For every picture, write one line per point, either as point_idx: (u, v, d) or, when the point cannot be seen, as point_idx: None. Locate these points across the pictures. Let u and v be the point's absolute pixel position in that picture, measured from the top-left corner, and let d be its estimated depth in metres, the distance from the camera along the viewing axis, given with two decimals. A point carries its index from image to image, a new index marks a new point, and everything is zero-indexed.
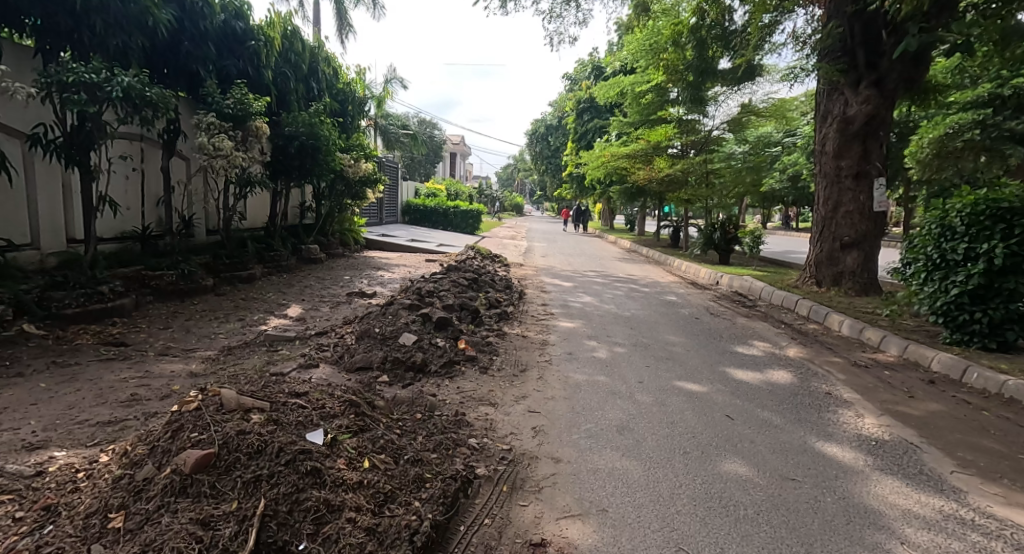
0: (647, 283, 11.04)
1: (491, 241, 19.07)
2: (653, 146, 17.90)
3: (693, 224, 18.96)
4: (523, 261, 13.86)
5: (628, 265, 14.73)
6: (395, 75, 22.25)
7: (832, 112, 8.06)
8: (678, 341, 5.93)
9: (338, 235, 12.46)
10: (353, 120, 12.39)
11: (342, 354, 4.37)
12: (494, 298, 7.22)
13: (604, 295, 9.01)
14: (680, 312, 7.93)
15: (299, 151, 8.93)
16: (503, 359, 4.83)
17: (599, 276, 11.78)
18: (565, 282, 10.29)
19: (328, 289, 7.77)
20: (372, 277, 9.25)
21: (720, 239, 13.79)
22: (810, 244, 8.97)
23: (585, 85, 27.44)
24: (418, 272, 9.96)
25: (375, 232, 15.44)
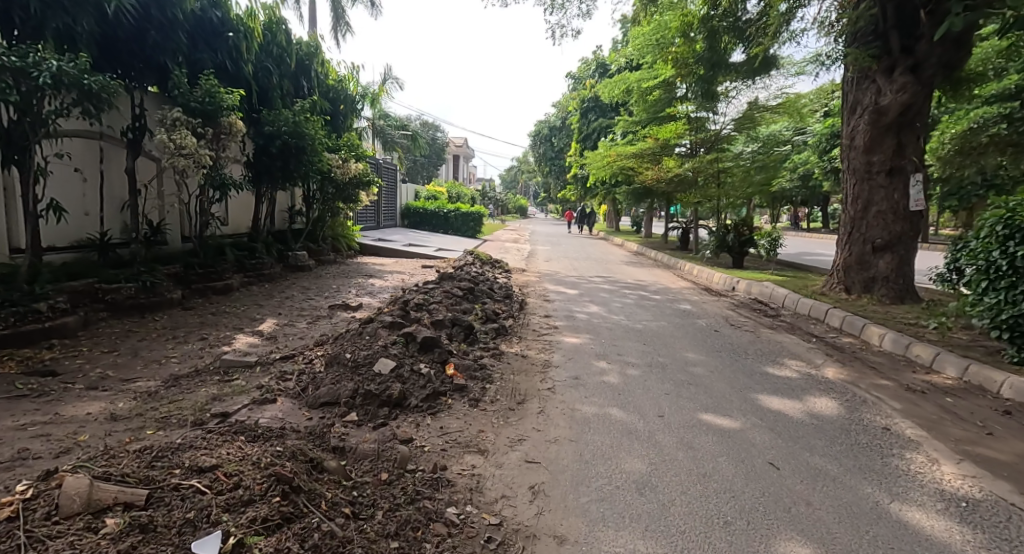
0: (658, 289, 10.32)
1: (493, 245, 18.40)
2: (661, 145, 17.23)
3: (702, 225, 18.22)
4: (526, 265, 13.19)
5: (637, 268, 14.02)
6: (392, 74, 21.63)
7: (863, 103, 7.32)
8: (698, 360, 5.23)
9: (330, 240, 11.80)
10: (344, 118, 11.73)
11: (305, 386, 3.69)
12: (491, 310, 6.52)
13: (611, 304, 8.30)
14: (695, 323, 7.22)
15: (282, 150, 8.26)
16: (497, 387, 4.13)
17: (606, 281, 11.08)
18: (570, 290, 9.60)
19: (310, 301, 7.11)
20: (362, 286, 8.59)
21: (733, 241, 13.08)
22: (837, 247, 8.22)
23: (589, 83, 26.78)
24: (412, 280, 9.28)
25: (371, 236, 14.80)
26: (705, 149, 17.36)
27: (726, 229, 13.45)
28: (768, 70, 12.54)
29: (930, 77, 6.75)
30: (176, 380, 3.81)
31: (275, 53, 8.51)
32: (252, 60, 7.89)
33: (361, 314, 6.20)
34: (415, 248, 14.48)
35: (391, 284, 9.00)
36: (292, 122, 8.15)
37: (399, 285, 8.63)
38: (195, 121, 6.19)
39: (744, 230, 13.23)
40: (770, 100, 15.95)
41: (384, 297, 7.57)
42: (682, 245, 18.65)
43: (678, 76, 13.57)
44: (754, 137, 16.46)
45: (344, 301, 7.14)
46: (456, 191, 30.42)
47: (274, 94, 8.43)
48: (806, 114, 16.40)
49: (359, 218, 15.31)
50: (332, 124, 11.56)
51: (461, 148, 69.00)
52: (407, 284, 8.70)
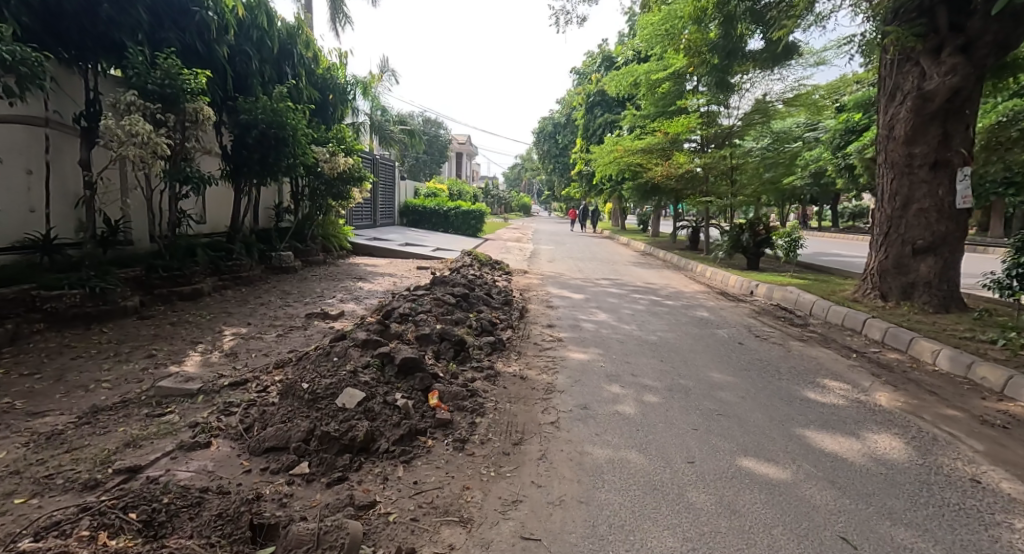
0: (669, 293, 9.59)
1: (495, 245, 17.69)
2: (670, 140, 16.43)
3: (713, 224, 17.47)
4: (529, 267, 12.48)
5: (645, 270, 13.31)
6: (389, 67, 20.95)
7: (904, 88, 6.61)
8: (726, 382, 4.50)
9: (319, 239, 11.11)
10: (333, 109, 11.04)
11: (251, 422, 2.98)
12: (487, 321, 5.79)
13: (620, 311, 7.57)
14: (715, 333, 6.50)
15: (259, 141, 7.55)
16: (489, 421, 3.42)
17: (614, 285, 10.35)
18: (575, 294, 8.89)
19: (287, 308, 6.40)
20: (349, 291, 7.88)
21: (749, 242, 12.35)
22: (871, 248, 7.46)
23: (594, 78, 26.06)
24: (404, 284, 8.57)
25: (365, 235, 14.13)
26: (715, 145, 16.60)
27: (741, 229, 12.71)
28: (787, 59, 11.77)
29: (983, 58, 6.01)
30: (95, 413, 3.09)
31: (255, 37, 7.77)
32: (228, 43, 7.19)
33: (341, 325, 5.50)
34: (411, 248, 13.80)
35: (381, 287, 8.29)
36: (271, 110, 7.45)
37: (388, 290, 7.92)
38: (153, 105, 5.48)
39: (760, 229, 12.48)
40: (777, 99, 15.24)
41: (370, 304, 6.86)
42: (691, 244, 17.90)
43: (690, 67, 12.85)
44: (767, 132, 15.74)
45: (325, 308, 6.43)
46: (457, 189, 29.76)
47: (253, 81, 7.73)
48: (824, 107, 15.62)
49: (353, 217, 14.62)
50: (319, 114, 10.86)
51: (465, 145, 68.35)
52: (397, 289, 8.00)
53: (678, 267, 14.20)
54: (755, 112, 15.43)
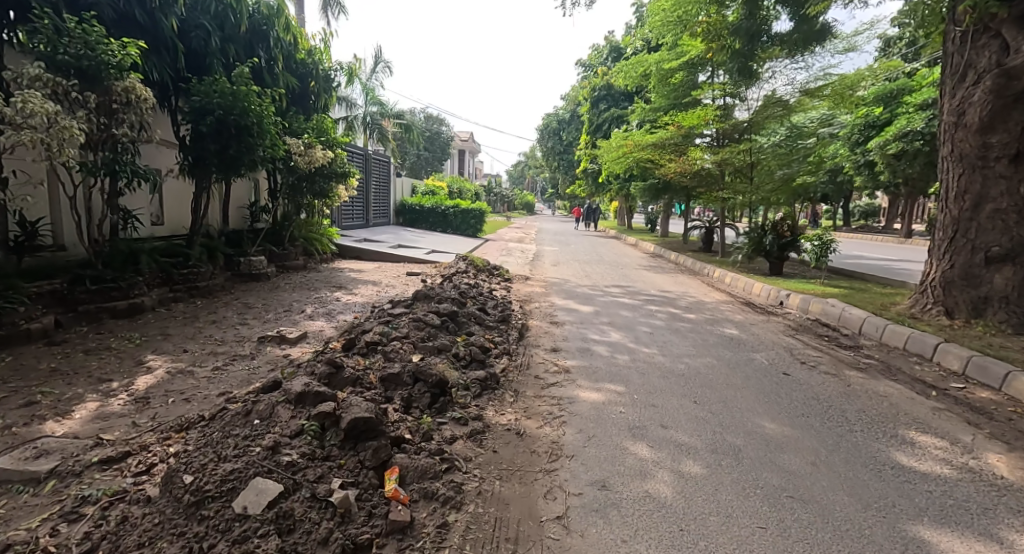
0: (688, 304, 8.52)
1: (495, 247, 16.66)
2: (684, 134, 15.38)
3: (729, 225, 16.39)
4: (531, 272, 11.44)
5: (658, 275, 12.27)
6: (384, 58, 19.98)
7: (979, 66, 5.56)
8: (785, 439, 3.44)
9: (300, 242, 10.08)
10: (316, 98, 10.01)
11: (99, 540, 1.93)
12: (477, 347, 4.76)
13: (635, 329, 6.52)
14: (751, 358, 5.44)
15: (217, 130, 6.49)
16: (469, 519, 2.38)
17: (626, 293, 9.30)
18: (582, 306, 7.86)
19: (243, 328, 5.37)
20: (323, 304, 6.85)
21: (773, 244, 11.29)
22: (930, 256, 6.36)
23: (600, 71, 25.02)
24: (389, 295, 7.55)
25: (354, 236, 13.12)
26: (731, 139, 15.55)
27: (763, 230, 11.66)
28: (816, 44, 10.74)
29: None
30: None
31: (215, 10, 6.69)
32: (178, 15, 6.14)
33: (298, 355, 4.47)
34: (404, 250, 12.80)
35: (362, 300, 7.26)
36: (233, 93, 6.42)
37: (367, 304, 6.90)
38: (66, 81, 4.46)
39: (785, 230, 11.42)
40: (787, 96, 14.06)
41: (343, 322, 5.84)
42: (705, 246, 16.81)
43: (710, 53, 11.91)
44: (788, 127, 14.68)
45: (287, 328, 5.41)
46: (457, 186, 28.77)
47: (213, 61, 6.66)
48: (851, 99, 14.54)
49: (341, 217, 13.62)
50: (299, 103, 9.81)
51: (467, 142, 67.36)
52: (379, 302, 6.99)
53: (693, 271, 13.14)
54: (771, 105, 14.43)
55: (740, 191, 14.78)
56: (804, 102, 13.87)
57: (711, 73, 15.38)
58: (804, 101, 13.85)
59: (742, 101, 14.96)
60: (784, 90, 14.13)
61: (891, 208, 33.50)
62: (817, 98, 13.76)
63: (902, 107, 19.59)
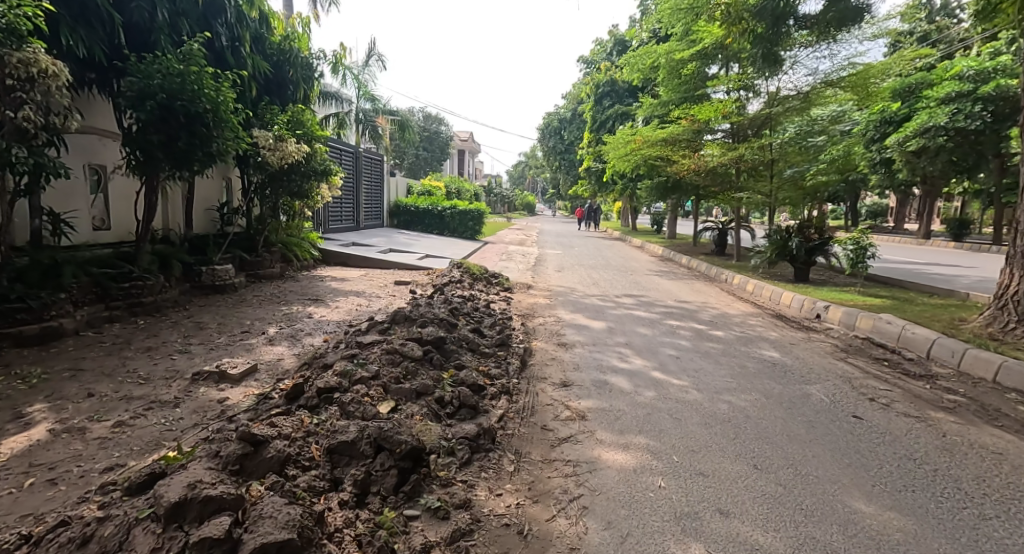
0: (712, 318, 7.52)
1: (495, 251, 15.67)
2: (696, 129, 14.46)
3: (744, 227, 15.42)
4: (534, 279, 10.45)
5: (671, 282, 11.28)
6: (377, 51, 19.03)
7: None
8: (899, 537, 2.43)
9: (277, 247, 9.09)
10: (295, 89, 9.02)
11: None
12: (467, 387, 3.76)
13: (658, 352, 5.52)
14: (806, 393, 4.44)
15: (163, 118, 5.47)
16: None
17: (640, 305, 8.31)
18: (592, 322, 6.87)
19: (182, 356, 4.39)
20: (292, 322, 5.87)
21: (799, 249, 10.32)
22: (1009, 264, 5.38)
23: (604, 67, 24.16)
24: (371, 310, 6.57)
25: (340, 240, 12.16)
26: (746, 135, 14.64)
27: (788, 232, 10.70)
28: (847, 27, 9.81)
29: None
30: None
31: None
32: None
33: (236, 400, 3.47)
34: (394, 255, 11.84)
35: (338, 316, 6.26)
36: (183, 72, 5.40)
37: (343, 322, 5.92)
38: None
39: (812, 233, 10.47)
40: (806, 89, 13.39)
41: (308, 347, 4.84)
42: (717, 249, 15.82)
43: (730, 40, 11.00)
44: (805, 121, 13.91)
45: (236, 357, 4.42)
46: (455, 186, 27.76)
47: (159, 36, 5.66)
48: (875, 91, 13.59)
49: (327, 219, 12.66)
50: (275, 93, 8.83)
51: (467, 143, 66.52)
52: (357, 320, 6.00)
53: (709, 277, 12.15)
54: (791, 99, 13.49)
55: (757, 190, 13.84)
56: (821, 92, 13.17)
57: (724, 65, 14.50)
58: (823, 94, 13.22)
59: (758, 95, 14.04)
60: (804, 82, 13.37)
61: (902, 207, 32.60)
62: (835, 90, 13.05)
63: (920, 102, 18.66)
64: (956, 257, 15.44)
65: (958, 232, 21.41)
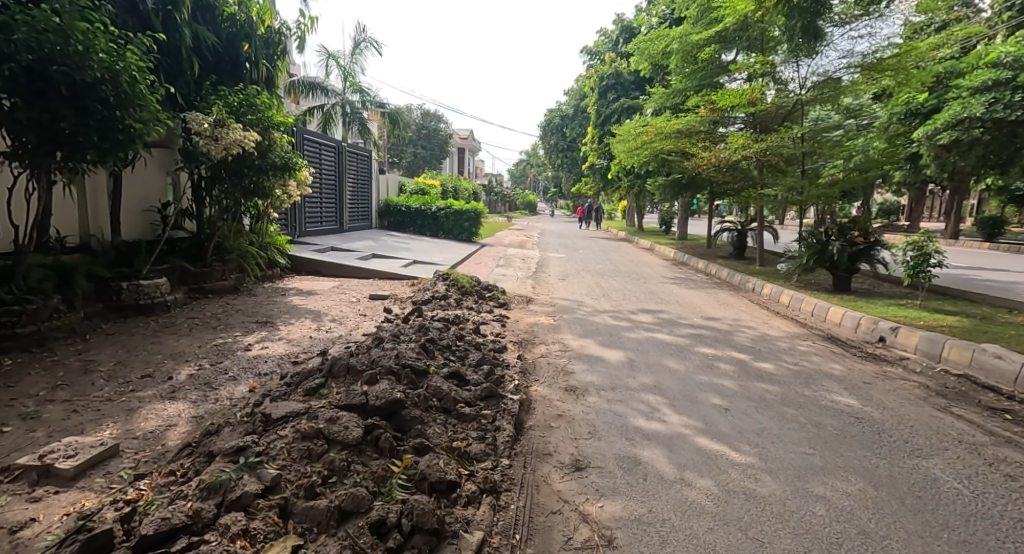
0: (751, 343, 6.16)
1: (493, 255, 14.32)
2: (712, 119, 13.12)
3: (766, 227, 14.05)
4: (534, 291, 9.10)
5: (691, 292, 9.93)
6: (366, 38, 17.65)
7: None
8: None
9: (233, 255, 7.66)
10: (253, 67, 7.56)
11: None
12: (427, 495, 2.39)
13: (700, 402, 4.16)
14: (927, 475, 3.07)
15: (36, 92, 4.12)
16: None
17: (662, 325, 6.96)
18: (607, 352, 5.51)
19: (22, 426, 3.01)
20: (221, 359, 4.50)
21: (841, 255, 8.96)
22: None
23: (609, 58, 22.94)
24: (331, 340, 5.22)
25: (317, 245, 10.82)
26: (767, 127, 13.30)
27: (828, 235, 9.34)
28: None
29: None
30: None
31: None
32: None
33: (42, 528, 2.11)
34: (376, 261, 10.49)
35: (284, 348, 4.91)
36: (56, 28, 4.06)
37: (286, 359, 4.57)
38: None
39: (857, 235, 9.11)
40: (839, 74, 11.96)
41: (218, 407, 3.47)
42: (737, 253, 14.42)
43: (761, 15, 9.63)
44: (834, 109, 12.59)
45: (100, 427, 3.04)
46: (453, 185, 26.41)
47: None
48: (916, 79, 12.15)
49: (302, 220, 11.33)
50: (226, 73, 7.37)
51: (467, 141, 65.32)
52: (306, 356, 4.65)
53: (733, 287, 10.79)
54: (820, 87, 12.08)
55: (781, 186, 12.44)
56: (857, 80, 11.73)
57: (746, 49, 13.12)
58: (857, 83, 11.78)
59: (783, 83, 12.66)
60: (837, 65, 11.94)
61: (919, 205, 31.24)
62: (869, 81, 11.65)
63: None
64: (998, 261, 14.10)
65: (989, 232, 20.03)
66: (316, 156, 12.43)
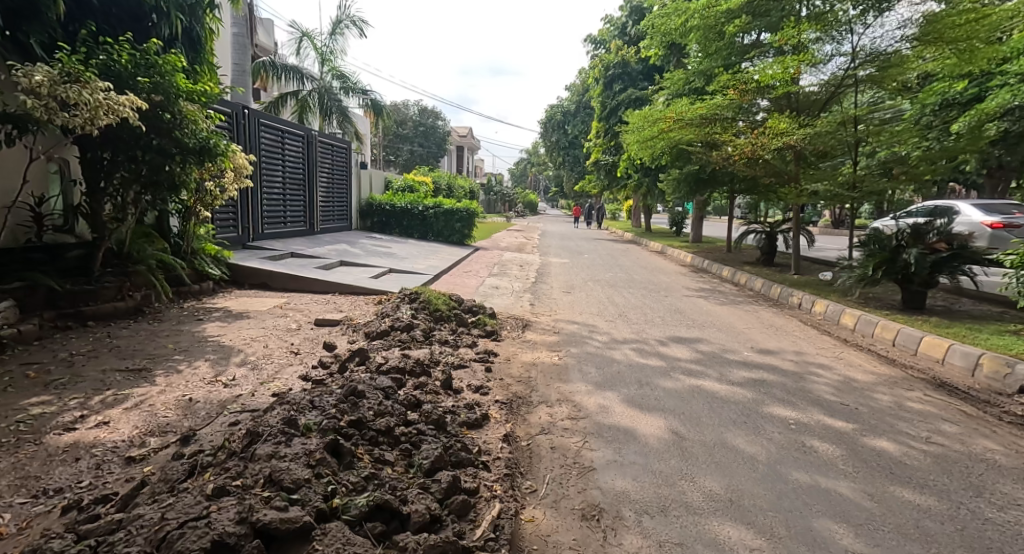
0: (839, 397, 4.32)
1: (487, 262, 12.50)
2: (739, 103, 11.26)
3: (802, 230, 12.21)
4: (533, 309, 7.29)
5: (725, 311, 8.12)
6: (346, 16, 15.75)
7: None
8: None
9: (138, 267, 5.84)
10: (163, 20, 5.64)
11: None
12: None
13: (823, 546, 2.33)
14: None
15: None
16: None
17: (703, 364, 5.15)
18: (639, 421, 3.68)
19: None
20: (1, 454, 2.66)
21: (921, 265, 7.12)
22: None
23: (615, 45, 21.06)
24: (218, 408, 3.40)
25: (273, 252, 9.03)
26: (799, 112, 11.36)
27: (900, 240, 7.50)
28: None
29: None
30: None
31: None
32: None
33: None
34: (341, 271, 8.71)
35: (134, 424, 3.09)
36: None
37: (118, 451, 2.75)
38: None
39: (938, 241, 7.23)
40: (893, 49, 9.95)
41: None
42: (765, 258, 12.62)
43: None
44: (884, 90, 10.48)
45: None
46: (447, 183, 24.65)
47: None
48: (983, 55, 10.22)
49: (257, 219, 9.65)
50: (121, 26, 5.50)
51: (467, 139, 63.63)
52: (157, 445, 2.83)
53: (773, 302, 9.00)
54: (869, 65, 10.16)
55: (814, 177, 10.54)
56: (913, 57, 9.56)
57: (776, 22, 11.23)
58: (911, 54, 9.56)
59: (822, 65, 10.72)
60: (891, 39, 9.95)
61: (944, 204, 29.18)
62: (926, 56, 9.48)
63: None
64: None
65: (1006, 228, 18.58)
66: (278, 145, 10.71)
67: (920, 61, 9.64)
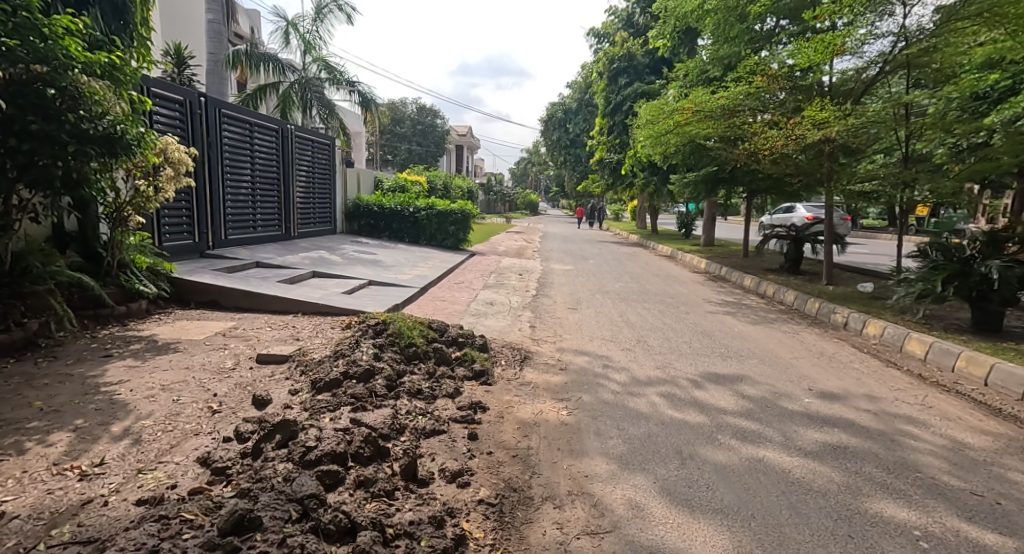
0: (962, 480, 3.09)
1: (483, 270, 11.28)
2: (762, 93, 10.05)
3: (833, 234, 10.99)
4: (533, 334, 6.06)
5: (761, 333, 6.88)
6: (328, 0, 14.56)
7: None
8: None
9: (37, 287, 4.62)
10: None
11: None
12: None
13: None
14: None
15: None
16: None
17: (759, 421, 3.90)
18: (694, 540, 2.44)
19: None
20: None
21: (1001, 278, 5.92)
22: None
23: (620, 37, 19.83)
24: (41, 531, 2.15)
25: (233, 262, 7.81)
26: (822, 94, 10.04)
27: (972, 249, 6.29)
28: None
29: None
30: None
31: None
32: None
33: None
34: (310, 285, 7.50)
35: None
36: None
37: None
38: None
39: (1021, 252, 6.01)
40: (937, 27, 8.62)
41: None
42: (791, 265, 11.41)
43: None
44: (929, 77, 9.11)
45: None
46: (444, 182, 23.46)
47: None
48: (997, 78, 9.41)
49: (218, 224, 8.49)
50: None
51: (467, 138, 62.50)
52: None
53: (811, 320, 7.78)
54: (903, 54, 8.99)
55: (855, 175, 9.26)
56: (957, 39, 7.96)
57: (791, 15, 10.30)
58: (959, 27, 7.99)
59: (855, 54, 9.39)
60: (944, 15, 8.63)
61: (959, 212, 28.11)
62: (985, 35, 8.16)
63: None
64: None
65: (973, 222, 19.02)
66: (247, 139, 9.50)
67: (968, 45, 8.19)
